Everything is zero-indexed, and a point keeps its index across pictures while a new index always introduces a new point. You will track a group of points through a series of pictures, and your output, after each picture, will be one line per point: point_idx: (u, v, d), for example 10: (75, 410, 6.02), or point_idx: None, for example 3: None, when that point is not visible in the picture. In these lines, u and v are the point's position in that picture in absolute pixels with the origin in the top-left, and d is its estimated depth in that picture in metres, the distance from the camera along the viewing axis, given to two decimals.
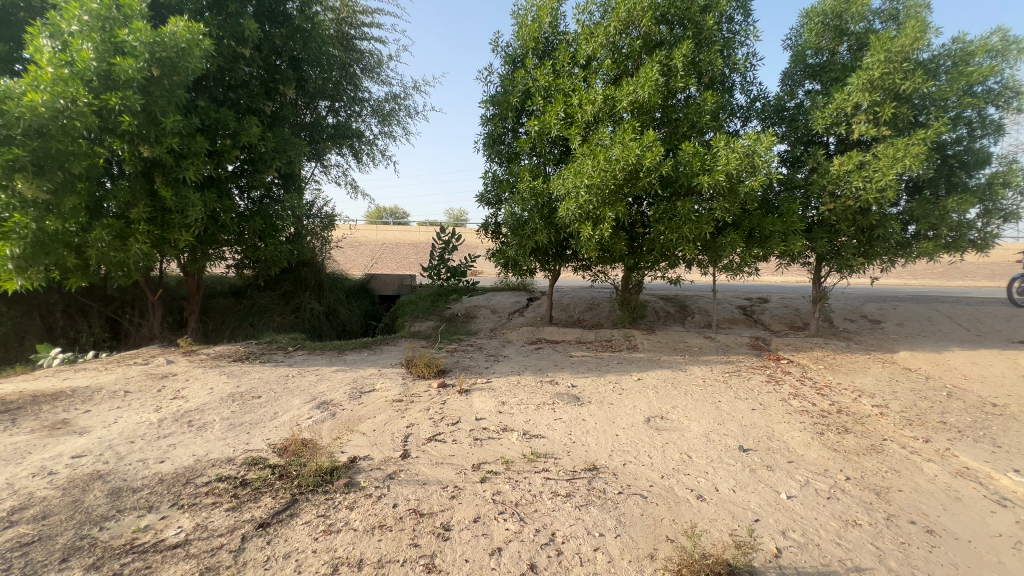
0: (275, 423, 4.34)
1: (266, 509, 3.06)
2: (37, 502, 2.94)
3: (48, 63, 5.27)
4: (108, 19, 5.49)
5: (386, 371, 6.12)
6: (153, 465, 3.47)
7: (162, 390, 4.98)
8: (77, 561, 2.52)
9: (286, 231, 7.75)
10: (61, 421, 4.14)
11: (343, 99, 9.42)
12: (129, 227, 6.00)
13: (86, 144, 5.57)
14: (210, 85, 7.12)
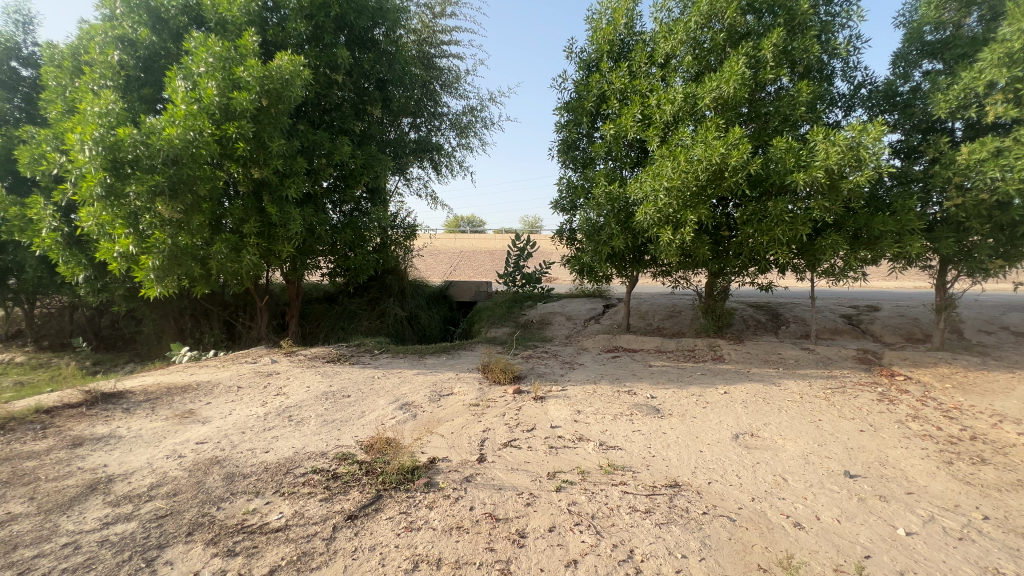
0: (362, 421, 4.63)
1: (354, 502, 3.27)
2: (170, 481, 3.39)
3: (182, 102, 6.04)
4: (228, 59, 6.28)
5: (464, 375, 6.30)
6: (260, 454, 3.86)
7: (267, 387, 5.53)
8: (199, 536, 2.85)
9: (373, 242, 8.30)
10: (189, 411, 4.74)
11: (424, 115, 9.94)
12: (242, 241, 6.76)
13: (210, 169, 6.36)
14: (309, 110, 7.83)
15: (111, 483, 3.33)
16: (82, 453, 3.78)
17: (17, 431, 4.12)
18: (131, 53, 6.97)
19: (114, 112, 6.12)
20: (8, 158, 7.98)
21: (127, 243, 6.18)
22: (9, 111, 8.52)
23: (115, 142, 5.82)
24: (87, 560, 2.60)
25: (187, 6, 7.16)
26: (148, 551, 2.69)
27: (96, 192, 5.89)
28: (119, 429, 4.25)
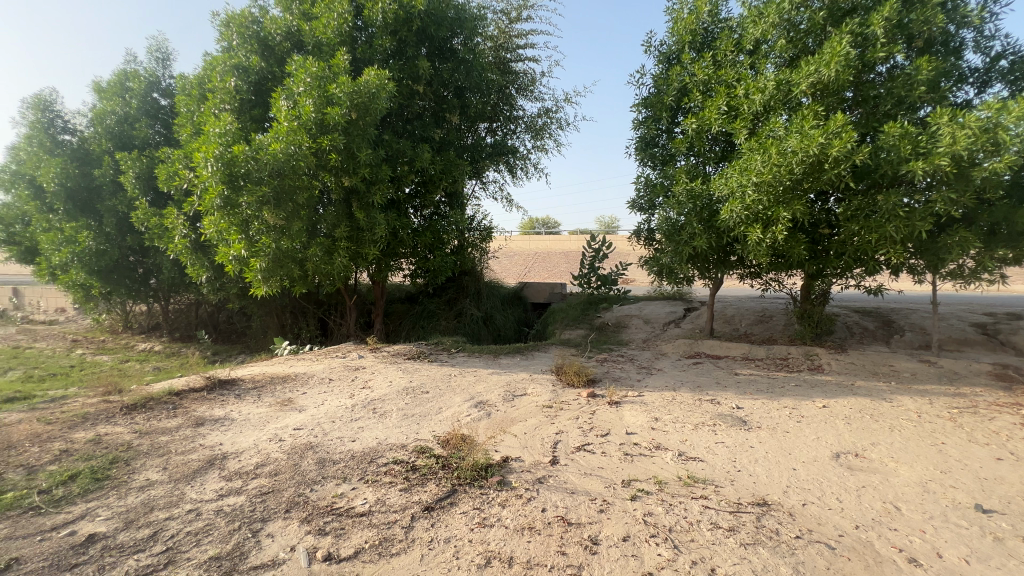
0: (439, 417, 4.81)
1: (431, 494, 3.40)
2: (272, 462, 3.76)
3: (284, 119, 6.68)
4: (323, 78, 6.84)
5: (537, 376, 6.32)
6: (348, 443, 4.15)
7: (355, 380, 5.94)
8: (296, 514, 3.12)
9: (451, 244, 8.61)
10: (288, 399, 5.23)
11: (500, 119, 10.14)
12: (334, 244, 7.31)
13: (308, 179, 6.97)
14: (394, 120, 8.30)
15: (225, 460, 3.76)
16: (203, 431, 4.30)
17: (154, 410, 4.80)
18: (245, 78, 7.85)
19: (230, 132, 6.91)
20: (149, 176, 9.32)
21: (240, 247, 6.95)
22: (152, 135, 9.96)
23: (231, 158, 6.58)
24: (205, 525, 2.95)
25: (290, 33, 7.92)
26: (253, 523, 3.00)
27: (216, 203, 6.71)
28: (232, 413, 4.79)
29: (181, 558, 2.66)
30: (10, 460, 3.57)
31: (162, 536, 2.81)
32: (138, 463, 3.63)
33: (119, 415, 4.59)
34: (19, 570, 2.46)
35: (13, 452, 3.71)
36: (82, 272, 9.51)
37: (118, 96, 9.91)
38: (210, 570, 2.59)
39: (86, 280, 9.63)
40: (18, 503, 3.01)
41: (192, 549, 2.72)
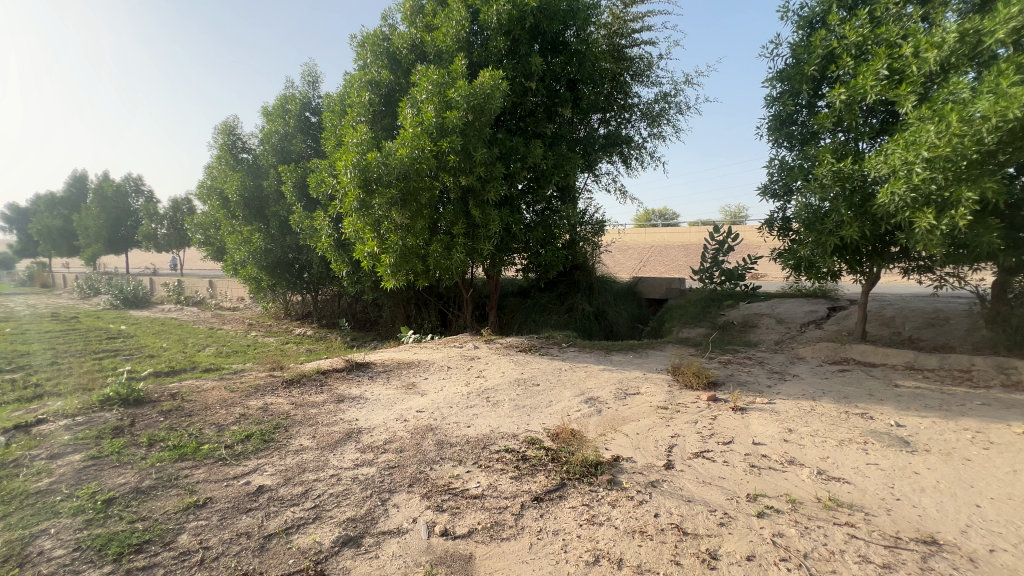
0: (549, 410, 4.86)
1: (540, 486, 3.45)
2: (398, 439, 4.13)
3: (410, 126, 7.27)
4: (442, 85, 7.29)
5: (651, 375, 6.04)
6: (464, 428, 4.40)
7: (470, 369, 6.27)
8: (418, 488, 3.40)
9: (562, 239, 8.63)
10: (412, 384, 5.70)
11: (614, 109, 9.85)
12: (452, 241, 7.76)
13: (429, 180, 7.49)
14: (507, 119, 8.53)
15: (360, 434, 4.23)
16: (343, 407, 4.90)
17: (306, 385, 5.58)
18: (377, 92, 8.67)
19: (365, 141, 7.71)
20: (303, 184, 10.81)
21: (373, 244, 7.74)
22: (305, 149, 11.55)
23: (365, 164, 7.34)
24: (344, 489, 3.34)
25: (414, 45, 8.56)
26: (383, 492, 3.33)
27: (354, 206, 7.56)
28: (366, 393, 5.38)
29: (325, 515, 3.06)
30: (206, 419, 4.43)
31: (311, 494, 3.26)
32: (294, 430, 4.26)
33: (280, 388, 5.43)
34: (211, 507, 3.03)
35: (208, 412, 4.60)
36: (255, 267, 11.41)
37: (280, 118, 11.64)
38: (348, 529, 2.94)
39: (258, 274, 11.53)
40: (211, 454, 3.72)
41: (334, 509, 3.12)
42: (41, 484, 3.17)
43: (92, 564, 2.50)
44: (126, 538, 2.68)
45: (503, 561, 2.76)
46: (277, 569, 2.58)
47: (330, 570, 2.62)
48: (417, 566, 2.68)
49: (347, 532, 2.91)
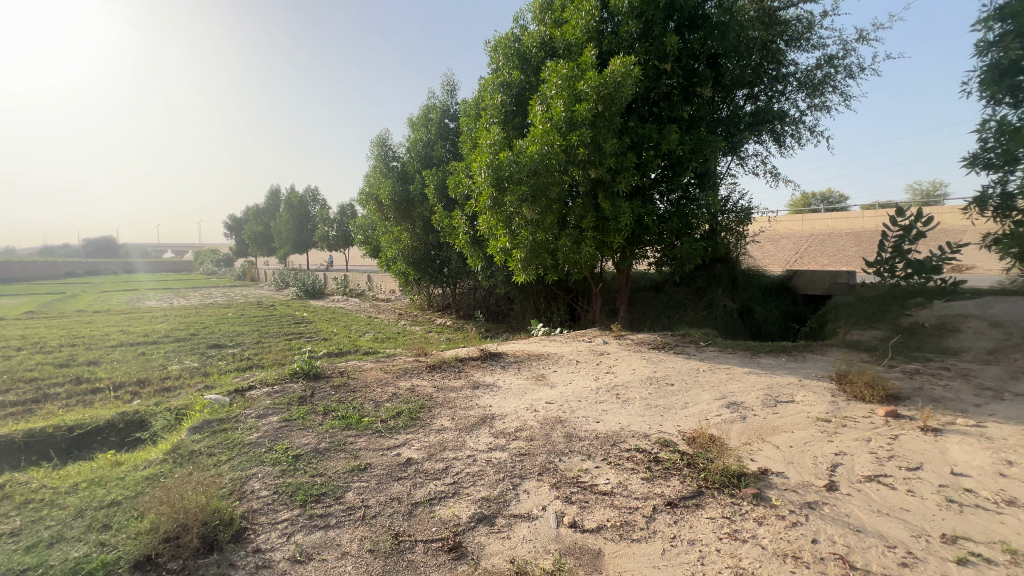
0: (685, 412, 4.57)
1: (674, 491, 3.28)
2: (527, 428, 4.24)
3: (540, 123, 7.41)
4: (571, 78, 7.25)
5: (809, 383, 5.30)
6: (593, 423, 4.34)
7: (600, 364, 6.20)
8: (547, 477, 3.44)
9: (701, 229, 8.02)
10: (542, 375, 5.85)
11: (763, 82, 8.82)
12: (581, 234, 7.71)
13: (559, 174, 7.53)
14: (639, 106, 8.17)
15: (493, 420, 4.46)
16: (478, 393, 5.24)
17: (446, 371, 6.11)
18: (508, 93, 9.01)
19: (498, 141, 8.07)
20: (443, 186, 11.76)
21: (506, 240, 8.10)
22: (445, 154, 12.54)
23: (498, 164, 7.68)
24: (479, 470, 3.51)
25: (544, 42, 8.69)
26: (514, 477, 3.42)
27: (488, 204, 7.98)
28: (498, 381, 5.67)
29: (463, 491, 3.24)
30: (366, 395, 5.13)
31: (451, 471, 3.49)
32: (436, 410, 4.69)
33: (425, 372, 6.03)
34: (370, 471, 3.44)
35: (368, 389, 5.30)
36: (404, 263, 12.78)
37: (424, 127, 12.84)
38: (483, 507, 3.07)
39: (406, 269, 12.91)
40: (370, 426, 4.28)
41: (471, 487, 3.29)
42: (252, 437, 4.00)
43: (285, 507, 2.99)
44: (309, 489, 3.17)
45: (634, 563, 2.68)
46: (423, 534, 2.80)
47: (468, 543, 2.77)
48: (547, 553, 2.71)
49: (482, 510, 3.04)
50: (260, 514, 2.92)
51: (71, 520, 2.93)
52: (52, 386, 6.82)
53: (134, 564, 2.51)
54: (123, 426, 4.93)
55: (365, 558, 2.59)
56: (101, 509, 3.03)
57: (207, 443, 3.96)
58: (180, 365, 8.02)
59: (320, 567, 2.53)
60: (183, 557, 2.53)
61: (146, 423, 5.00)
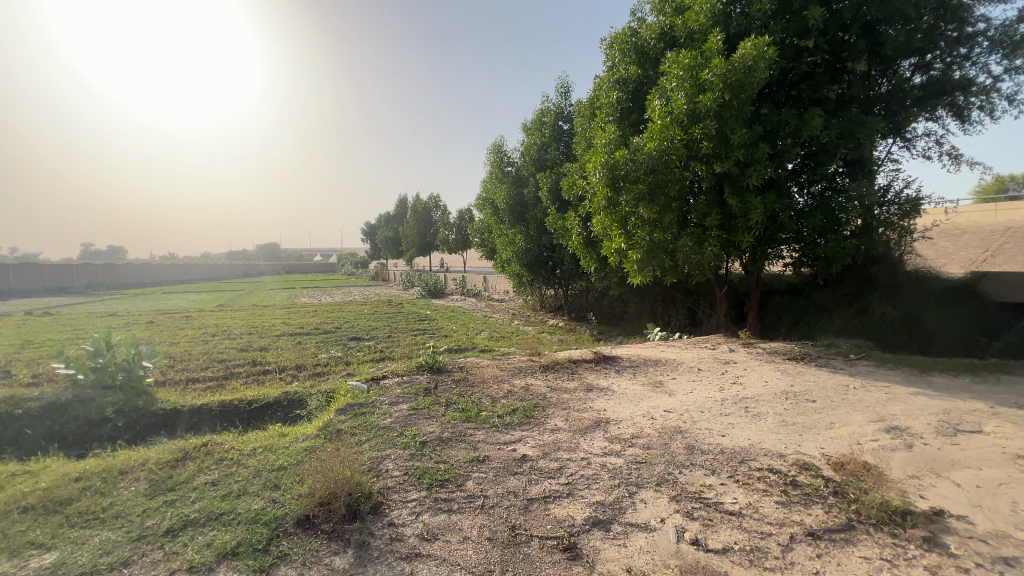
0: (831, 433, 4.02)
1: (817, 520, 2.92)
2: (644, 435, 4.08)
3: (658, 118, 7.08)
4: (694, 67, 6.80)
5: (1004, 411, 4.31)
6: (717, 436, 4.03)
7: (725, 374, 5.72)
8: (666, 489, 3.28)
9: (851, 225, 6.99)
10: (659, 382, 5.58)
11: (939, 47, 7.37)
12: (704, 233, 7.19)
13: (679, 171, 7.12)
14: (774, 89, 7.37)
15: (608, 424, 4.37)
16: (592, 396, 5.19)
17: (560, 372, 6.16)
18: (624, 89, 8.75)
19: (613, 140, 7.90)
20: (557, 189, 11.86)
21: (621, 241, 7.89)
22: (559, 157, 12.64)
23: (614, 163, 7.52)
24: (594, 474, 3.48)
25: (663, 32, 8.30)
26: (630, 485, 3.32)
27: (603, 204, 7.86)
28: (613, 385, 5.56)
29: (578, 493, 3.24)
30: (484, 390, 5.39)
31: (565, 472, 3.50)
32: (550, 410, 4.75)
33: (539, 371, 6.15)
34: (489, 463, 3.61)
35: (485, 385, 5.58)
36: (518, 265, 13.16)
37: (538, 130, 13.06)
38: (598, 511, 3.04)
39: (520, 271, 13.30)
40: (488, 420, 4.49)
41: (586, 490, 3.27)
42: (386, 421, 4.46)
43: (415, 488, 3.28)
44: (434, 474, 3.44)
45: None
46: (538, 531, 2.86)
47: (582, 545, 2.75)
48: (665, 567, 2.59)
49: (597, 514, 3.01)
50: (393, 491, 3.23)
51: (252, 478, 3.54)
52: (236, 366, 8.31)
53: (297, 520, 2.93)
54: (286, 403, 5.81)
55: (484, 545, 2.72)
56: (273, 471, 3.63)
57: (349, 423, 4.50)
58: (328, 354, 9.24)
59: (444, 547, 2.72)
60: (333, 521, 2.90)
61: (303, 402, 5.83)
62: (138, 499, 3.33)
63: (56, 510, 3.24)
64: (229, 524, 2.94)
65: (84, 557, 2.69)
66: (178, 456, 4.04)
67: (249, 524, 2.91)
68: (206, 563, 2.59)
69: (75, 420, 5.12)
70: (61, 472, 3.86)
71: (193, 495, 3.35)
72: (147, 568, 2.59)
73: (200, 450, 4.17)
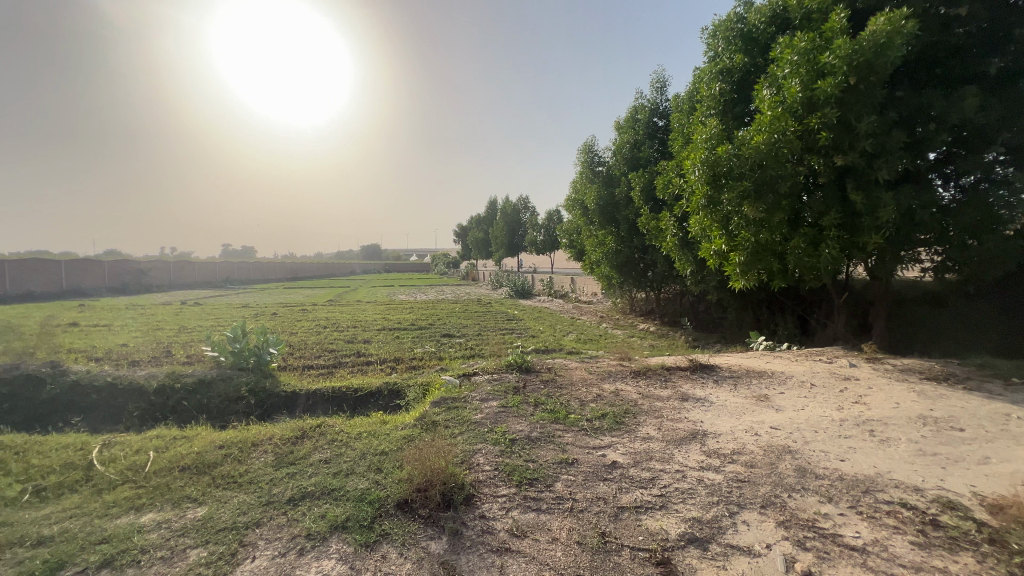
0: (984, 470, 3.41)
1: (965, 570, 2.50)
2: (747, 452, 3.77)
3: (768, 109, 6.47)
4: (812, 51, 6.14)
5: None
6: (835, 460, 3.61)
7: (844, 392, 5.11)
8: (772, 513, 3.01)
9: (1014, 223, 5.93)
10: (764, 396, 5.13)
11: None
12: (820, 234, 6.44)
13: (791, 165, 6.45)
14: (913, 68, 6.45)
15: (705, 437, 4.11)
16: (687, 406, 4.91)
17: (652, 378, 5.93)
18: (728, 79, 8.15)
19: (715, 135, 7.40)
20: (650, 188, 11.41)
21: (721, 242, 7.35)
22: (652, 154, 12.18)
23: (715, 159, 7.05)
24: (689, 488, 3.30)
25: (775, 15, 7.62)
26: (730, 504, 3.10)
27: (702, 203, 7.41)
28: (710, 396, 5.22)
29: (672, 507, 3.09)
30: (572, 392, 5.36)
31: (658, 483, 3.36)
32: (641, 418, 4.59)
33: (630, 377, 5.97)
34: (578, 467, 3.58)
35: (573, 388, 5.54)
36: (608, 266, 12.90)
37: (631, 128, 12.69)
38: (695, 528, 2.88)
39: (610, 272, 13.02)
40: (577, 423, 4.45)
41: (680, 504, 3.11)
42: (477, 417, 4.62)
43: (505, 484, 3.35)
44: (524, 472, 3.49)
45: None
46: (629, 540, 2.78)
47: (677, 561, 2.63)
48: None
49: (693, 531, 2.85)
50: (484, 485, 3.34)
51: (359, 460, 3.87)
52: (343, 356, 9.14)
53: (397, 502, 3.14)
54: (386, 393, 6.25)
55: (574, 549, 2.71)
56: (377, 455, 3.92)
57: (443, 416, 4.73)
58: (423, 348, 9.79)
59: (533, 545, 2.75)
60: (429, 508, 3.06)
61: (401, 393, 6.24)
62: (267, 469, 3.79)
63: (205, 472, 3.80)
64: (339, 499, 3.24)
65: (226, 514, 3.12)
66: (298, 434, 4.53)
67: (357, 502, 3.18)
68: (321, 533, 2.87)
69: (217, 396, 5.96)
70: (208, 440, 4.53)
71: (310, 470, 3.74)
72: (274, 530, 2.94)
73: (316, 431, 4.64)
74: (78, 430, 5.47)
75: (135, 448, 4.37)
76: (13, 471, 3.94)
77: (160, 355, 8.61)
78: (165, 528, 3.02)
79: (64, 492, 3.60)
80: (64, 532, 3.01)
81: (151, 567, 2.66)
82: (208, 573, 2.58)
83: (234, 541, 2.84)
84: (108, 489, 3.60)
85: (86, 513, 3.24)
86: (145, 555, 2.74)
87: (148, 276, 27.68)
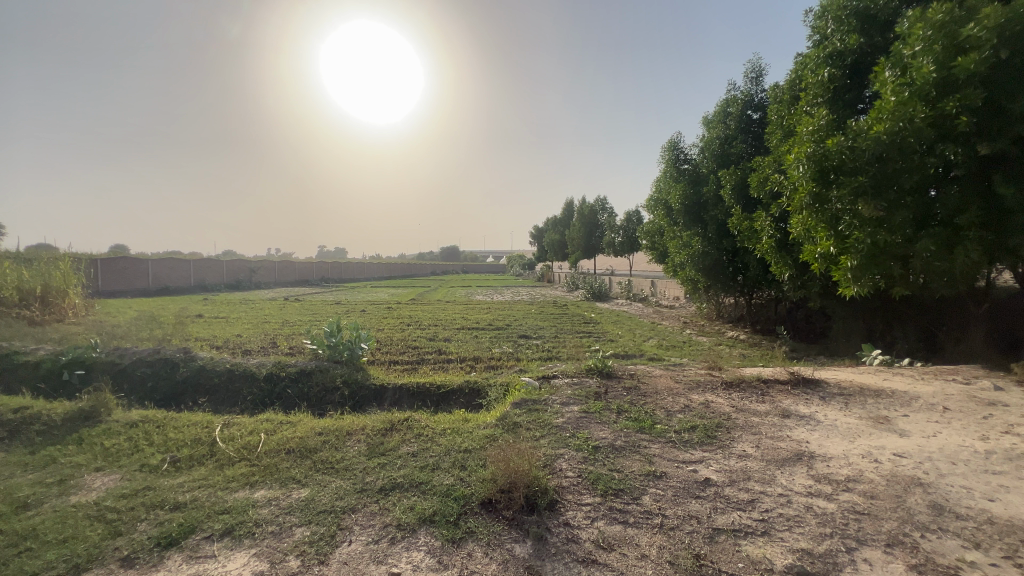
0: None
1: None
2: (866, 482, 3.34)
3: (891, 93, 5.66)
4: (950, 23, 5.35)
5: None
6: (981, 500, 3.08)
7: (989, 419, 4.37)
8: (901, 554, 2.63)
9: None
10: (884, 418, 4.53)
11: None
12: (957, 235, 5.61)
13: (919, 157, 5.58)
14: None
15: (813, 459, 3.71)
16: (789, 424, 4.47)
17: (747, 391, 5.48)
18: (839, 64, 7.31)
19: (822, 126, 6.67)
20: (743, 185, 10.65)
21: (829, 245, 6.48)
22: (746, 149, 11.44)
23: (822, 153, 6.36)
24: (797, 515, 2.98)
25: None
26: (848, 538, 2.76)
27: (806, 201, 6.72)
28: (817, 414, 4.72)
29: (776, 535, 2.81)
30: (658, 401, 5.12)
31: (759, 506, 3.08)
32: (736, 433, 4.26)
33: (722, 388, 5.57)
34: (667, 481, 3.40)
35: (659, 396, 5.29)
36: (693, 270, 12.21)
37: (722, 122, 11.96)
38: (805, 561, 2.59)
39: (695, 275, 12.32)
40: (664, 434, 4.24)
41: (786, 532, 2.82)
42: (559, 421, 4.56)
43: (589, 492, 3.26)
44: (609, 481, 3.37)
45: None
46: (728, 566, 2.57)
47: None
48: None
49: (803, 564, 2.57)
50: (568, 492, 3.27)
51: (444, 455, 3.97)
52: (426, 353, 9.53)
53: (482, 501, 3.18)
54: (468, 391, 6.41)
55: (666, 568, 2.56)
56: (460, 452, 4.01)
57: (524, 418, 4.73)
58: (501, 349, 9.92)
59: (621, 559, 2.64)
60: (513, 510, 3.05)
61: (482, 392, 6.37)
62: (360, 458, 4.03)
63: (307, 456, 4.11)
64: (426, 493, 3.34)
65: (326, 498, 3.35)
66: (387, 426, 4.77)
67: (442, 497, 3.27)
68: (409, 524, 2.98)
69: (316, 387, 6.47)
70: (309, 426, 4.91)
71: (399, 462, 3.91)
72: (368, 517, 3.10)
73: (403, 424, 4.86)
74: (204, 409, 6.20)
75: (249, 429, 4.86)
76: (155, 442, 4.55)
77: (268, 346, 9.55)
78: (275, 505, 3.30)
79: (193, 464, 4.08)
80: (194, 500, 3.41)
81: (262, 540, 2.91)
82: (311, 552, 2.76)
83: (333, 524, 3.03)
84: (228, 465, 4.02)
85: (211, 485, 3.65)
86: (257, 529, 3.01)
87: (258, 274, 30.90)
